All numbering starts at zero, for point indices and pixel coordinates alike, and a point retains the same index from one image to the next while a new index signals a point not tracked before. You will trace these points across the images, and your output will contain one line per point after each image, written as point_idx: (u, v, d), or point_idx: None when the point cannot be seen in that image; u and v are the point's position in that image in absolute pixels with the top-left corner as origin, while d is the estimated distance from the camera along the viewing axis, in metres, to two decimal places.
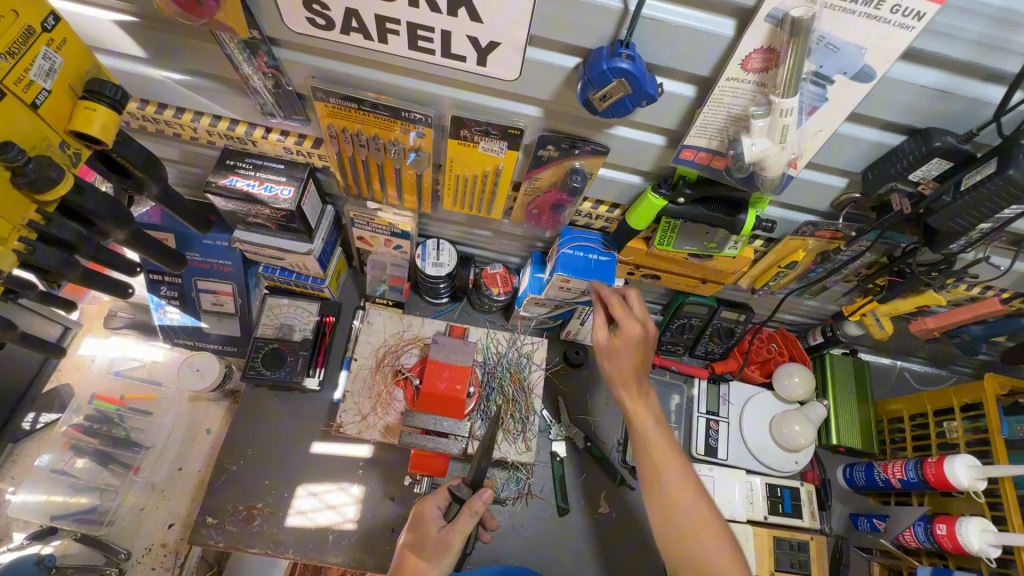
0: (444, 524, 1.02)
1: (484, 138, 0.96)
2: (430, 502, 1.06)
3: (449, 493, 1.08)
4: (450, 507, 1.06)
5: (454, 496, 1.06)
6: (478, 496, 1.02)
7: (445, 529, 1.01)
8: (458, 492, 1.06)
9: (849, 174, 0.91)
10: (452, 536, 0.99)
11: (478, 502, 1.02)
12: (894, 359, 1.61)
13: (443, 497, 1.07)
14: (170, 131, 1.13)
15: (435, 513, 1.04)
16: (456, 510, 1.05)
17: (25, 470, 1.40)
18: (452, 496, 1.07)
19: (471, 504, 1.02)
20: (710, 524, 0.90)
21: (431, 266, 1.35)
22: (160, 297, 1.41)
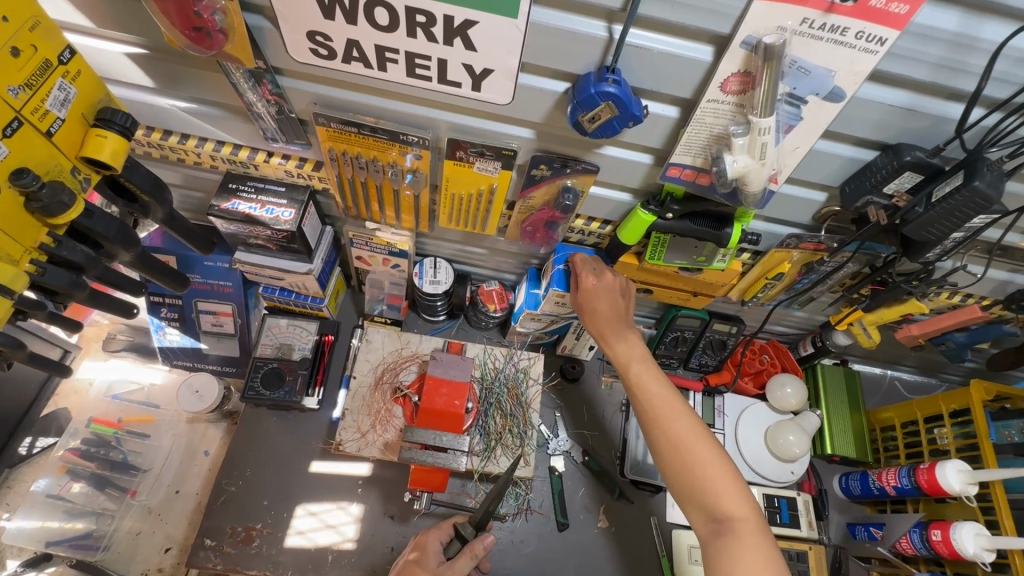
0: (444, 560, 1.08)
1: (479, 159, 1.00)
2: (433, 535, 1.12)
3: (452, 529, 1.13)
4: (451, 543, 1.11)
5: (459, 534, 1.11)
6: (479, 539, 1.09)
7: (444, 564, 1.06)
8: (462, 531, 1.10)
9: (828, 188, 0.96)
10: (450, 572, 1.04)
11: (481, 546, 1.08)
12: (884, 369, 1.64)
13: (446, 532, 1.13)
14: (174, 157, 1.17)
15: (437, 549, 1.09)
16: (456, 548, 1.10)
17: (20, 495, 1.39)
18: (455, 532, 1.12)
19: (471, 547, 1.08)
20: (719, 468, 0.90)
21: (429, 284, 1.39)
22: (160, 319, 1.42)
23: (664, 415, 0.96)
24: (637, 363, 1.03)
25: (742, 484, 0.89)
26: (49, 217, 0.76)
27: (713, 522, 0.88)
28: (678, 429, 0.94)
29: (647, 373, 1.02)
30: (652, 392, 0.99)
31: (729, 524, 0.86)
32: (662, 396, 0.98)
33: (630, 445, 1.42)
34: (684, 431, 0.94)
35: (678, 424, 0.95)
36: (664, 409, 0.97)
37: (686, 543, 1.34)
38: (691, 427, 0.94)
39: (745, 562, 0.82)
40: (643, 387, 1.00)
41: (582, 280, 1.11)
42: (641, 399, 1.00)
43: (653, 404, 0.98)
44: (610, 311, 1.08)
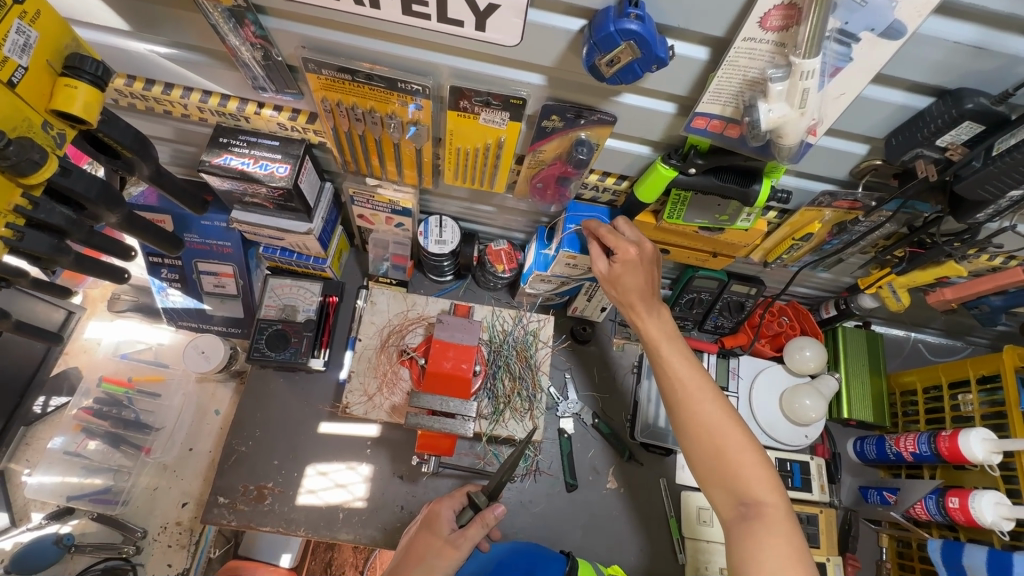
0: (455, 529, 1.05)
1: (485, 109, 0.92)
2: (446, 505, 1.10)
3: (465, 499, 1.12)
4: (463, 511, 1.09)
5: (471, 502, 1.09)
6: (489, 508, 1.07)
7: (456, 534, 1.04)
8: (475, 499, 1.09)
9: (871, 140, 0.86)
10: (462, 541, 1.02)
11: (492, 515, 1.05)
12: (908, 331, 1.58)
13: (458, 501, 1.11)
14: (160, 108, 1.10)
15: (449, 518, 1.07)
16: (469, 516, 1.08)
17: (39, 452, 1.41)
18: (469, 501, 1.10)
19: (483, 515, 1.05)
20: (749, 453, 0.87)
21: (434, 244, 1.32)
22: (161, 280, 1.39)
23: (693, 397, 0.92)
24: (666, 340, 0.97)
25: (771, 469, 0.86)
26: (21, 177, 0.71)
27: (741, 505, 0.85)
28: (709, 411, 0.90)
29: (675, 351, 0.97)
30: (682, 371, 0.94)
31: (757, 509, 0.84)
32: (693, 375, 0.94)
33: (641, 408, 1.40)
34: (714, 414, 0.90)
35: (708, 405, 0.91)
36: (695, 390, 0.92)
37: (695, 505, 1.33)
38: (721, 411, 0.91)
39: (772, 547, 0.80)
40: (672, 367, 0.95)
41: (619, 251, 0.99)
42: (668, 379, 0.95)
43: (683, 384, 0.93)
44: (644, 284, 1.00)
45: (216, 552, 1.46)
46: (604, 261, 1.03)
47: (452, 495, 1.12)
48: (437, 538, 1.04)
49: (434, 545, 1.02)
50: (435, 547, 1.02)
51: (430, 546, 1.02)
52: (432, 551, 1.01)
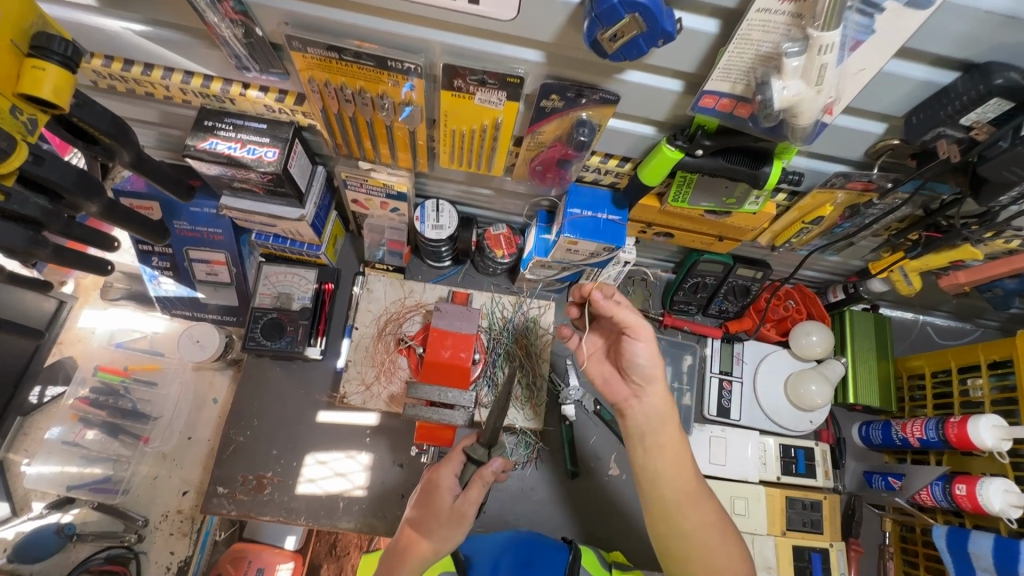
0: (457, 493, 1.01)
1: (480, 88, 0.87)
2: (444, 470, 1.02)
3: (463, 455, 1.04)
4: (465, 469, 1.03)
5: (470, 458, 1.02)
6: (488, 464, 1.00)
7: (460, 500, 0.99)
8: (472, 454, 1.02)
9: (889, 119, 0.82)
10: (466, 507, 0.98)
11: (490, 472, 0.99)
12: (917, 314, 1.55)
13: (457, 461, 1.03)
14: (141, 90, 1.05)
15: (450, 483, 1.01)
16: (471, 473, 1.02)
17: (37, 442, 1.40)
18: (467, 457, 1.03)
19: (482, 474, 0.99)
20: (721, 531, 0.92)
21: (431, 229, 1.28)
22: (153, 268, 1.35)
23: (671, 470, 0.93)
24: (655, 395, 0.96)
25: (740, 544, 0.93)
26: None
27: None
28: (695, 513, 0.92)
29: (660, 410, 0.96)
30: (666, 449, 0.94)
31: None
32: (678, 453, 0.94)
33: None
34: (687, 490, 0.93)
35: (694, 510, 0.92)
36: (678, 469, 0.93)
37: None
38: (693, 490, 0.93)
39: None
40: (656, 446, 0.95)
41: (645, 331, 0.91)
42: (649, 454, 0.95)
43: (668, 462, 0.94)
44: (651, 362, 0.94)
45: (222, 535, 1.46)
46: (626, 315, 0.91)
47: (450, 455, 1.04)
48: (441, 509, 0.99)
49: (436, 514, 0.99)
50: (440, 516, 0.98)
51: (434, 515, 0.99)
52: (438, 517, 0.98)
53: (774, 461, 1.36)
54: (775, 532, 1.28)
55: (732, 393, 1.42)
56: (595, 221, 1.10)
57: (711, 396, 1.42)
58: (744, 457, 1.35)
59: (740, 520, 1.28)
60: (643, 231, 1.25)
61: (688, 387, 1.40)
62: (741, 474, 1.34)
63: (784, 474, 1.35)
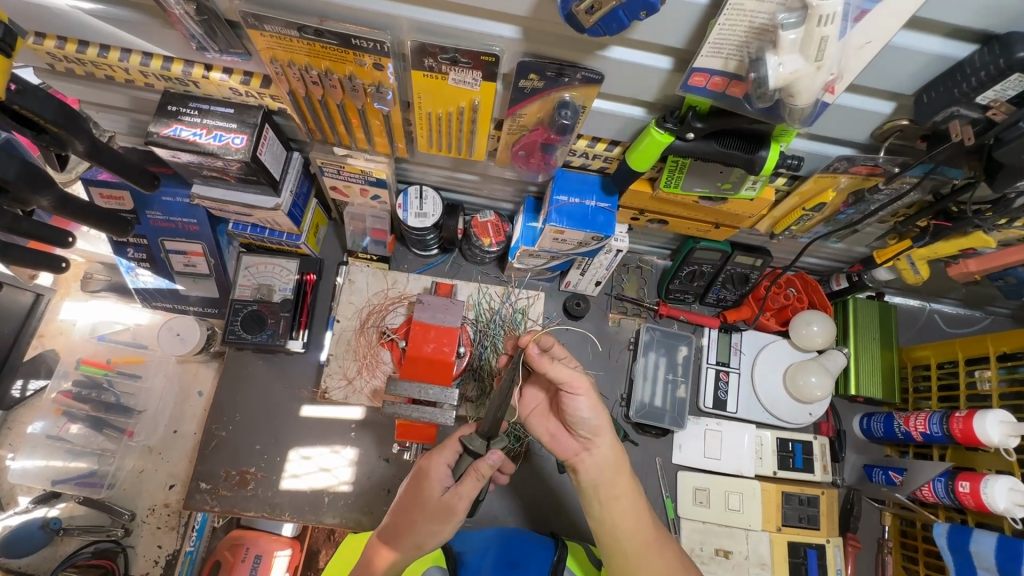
0: (449, 486, 0.91)
1: (453, 68, 0.81)
2: (436, 458, 0.93)
3: (459, 445, 0.94)
4: (459, 461, 0.92)
5: (466, 448, 0.92)
6: (485, 458, 0.89)
7: (450, 493, 0.89)
8: (469, 445, 0.92)
9: (897, 97, 0.75)
10: (456, 501, 0.88)
11: (486, 466, 0.88)
12: (924, 302, 1.49)
13: (452, 451, 0.93)
14: (100, 73, 0.99)
15: (442, 474, 0.91)
16: (467, 465, 0.92)
17: (21, 436, 1.39)
18: (463, 448, 0.93)
19: (476, 467, 0.89)
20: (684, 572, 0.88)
21: (414, 218, 1.23)
22: (129, 259, 1.31)
23: (627, 518, 0.87)
24: (606, 445, 0.88)
25: None
26: None
27: None
28: (658, 562, 0.87)
29: (612, 459, 0.88)
30: (620, 494, 0.88)
31: None
32: (632, 497, 0.88)
33: (636, 387, 1.33)
34: (645, 538, 0.88)
35: (658, 558, 0.87)
36: (635, 514, 0.88)
37: (692, 485, 1.29)
38: (650, 538, 0.88)
39: None
40: (611, 494, 0.88)
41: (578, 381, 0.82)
42: (608, 505, 0.88)
43: (623, 512, 0.87)
44: (596, 414, 0.85)
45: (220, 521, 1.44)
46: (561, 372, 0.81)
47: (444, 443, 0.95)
48: (427, 502, 0.89)
49: (422, 508, 0.89)
50: (426, 510, 0.89)
51: (419, 509, 0.89)
52: (425, 512, 0.89)
53: (770, 454, 1.32)
54: (770, 528, 1.26)
55: (729, 384, 1.37)
56: (583, 209, 1.06)
57: (707, 388, 1.37)
58: (741, 452, 1.32)
59: (733, 515, 1.26)
60: (636, 218, 1.19)
61: (684, 378, 1.35)
62: (737, 468, 1.31)
63: (781, 469, 1.31)
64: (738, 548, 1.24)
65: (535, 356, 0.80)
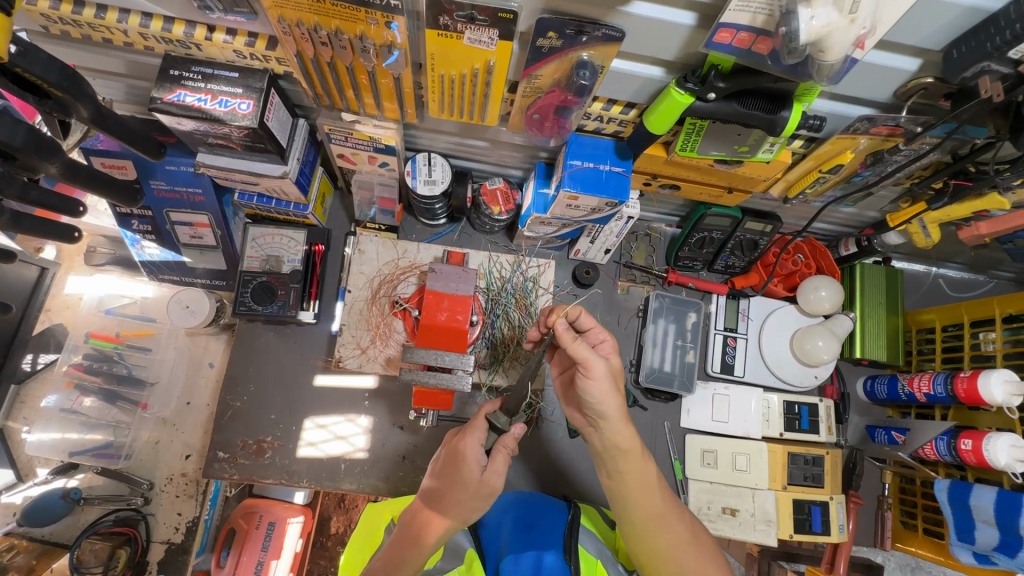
0: (485, 463, 0.90)
1: (469, 26, 0.78)
2: (467, 439, 0.91)
3: (485, 422, 0.94)
4: (488, 437, 0.93)
5: (491, 425, 0.94)
6: (510, 431, 0.92)
7: (488, 471, 0.89)
8: (494, 421, 0.93)
9: (925, 53, 0.73)
10: (494, 478, 0.89)
11: (512, 439, 0.92)
12: (929, 266, 1.50)
13: (480, 429, 0.93)
14: (98, 36, 0.96)
15: (477, 455, 0.90)
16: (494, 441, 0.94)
17: (35, 409, 1.39)
18: (489, 425, 0.94)
19: (504, 442, 0.92)
20: (695, 543, 0.91)
21: (423, 185, 1.21)
22: (134, 232, 1.29)
23: (637, 490, 0.91)
24: (615, 425, 0.89)
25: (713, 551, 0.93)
26: None
27: None
28: (668, 535, 0.89)
29: (624, 438, 0.89)
30: (632, 467, 0.91)
31: None
32: (642, 469, 0.91)
33: (646, 353, 1.35)
34: (651, 513, 0.90)
35: (671, 527, 0.90)
36: (642, 485, 0.91)
37: (700, 447, 1.33)
38: (658, 510, 0.91)
39: None
40: (624, 466, 0.91)
41: (585, 359, 0.84)
42: (619, 475, 0.91)
43: (631, 479, 0.91)
44: (609, 399, 0.87)
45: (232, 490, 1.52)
46: (586, 349, 0.84)
47: (470, 425, 0.94)
48: (469, 483, 0.88)
49: (462, 489, 0.88)
50: (468, 489, 0.88)
51: (461, 491, 0.88)
52: (466, 494, 0.88)
53: (777, 417, 1.35)
54: (775, 487, 1.29)
55: (736, 350, 1.39)
56: (598, 173, 1.05)
57: (715, 353, 1.39)
58: (748, 414, 1.34)
59: (741, 475, 1.30)
60: (648, 184, 1.18)
61: (693, 344, 1.36)
62: (744, 431, 1.34)
63: (787, 430, 1.34)
64: (745, 506, 1.28)
65: (558, 331, 0.86)
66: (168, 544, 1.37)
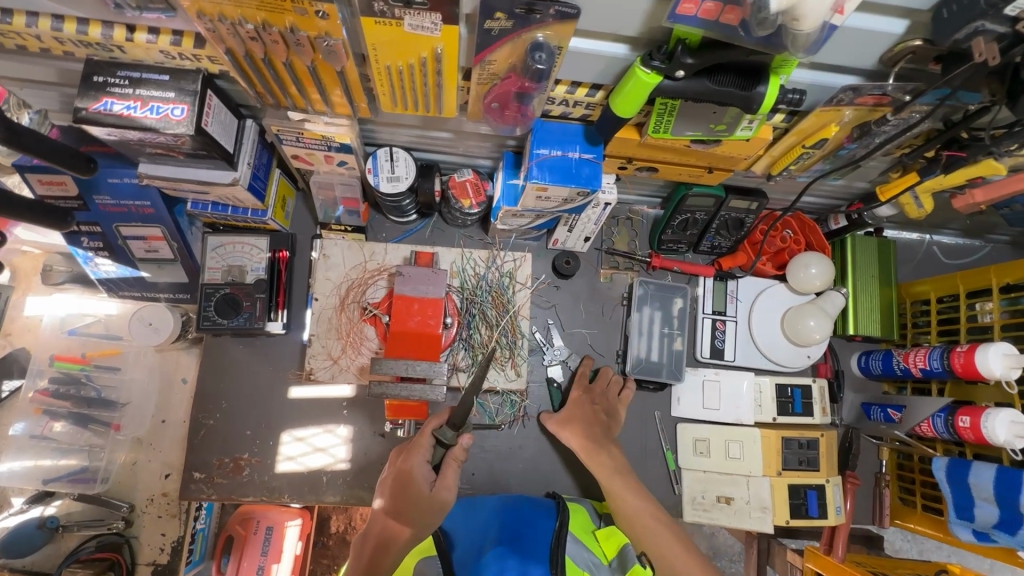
0: (434, 480, 0.89)
1: (407, 11, 0.70)
2: (413, 458, 0.91)
3: (431, 439, 0.94)
4: (434, 452, 0.93)
5: (437, 441, 0.93)
6: (458, 443, 0.92)
7: (439, 486, 0.88)
8: (441, 437, 0.92)
9: (913, 13, 0.66)
10: (446, 492, 0.88)
11: (462, 451, 0.93)
12: (923, 234, 1.44)
13: (425, 447, 0.92)
14: (9, 42, 0.87)
15: (424, 471, 0.89)
16: (442, 455, 0.93)
17: (4, 438, 1.34)
18: (435, 441, 0.93)
19: (453, 455, 0.91)
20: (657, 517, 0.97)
21: (386, 182, 1.14)
22: (85, 249, 1.22)
23: (604, 470, 1.07)
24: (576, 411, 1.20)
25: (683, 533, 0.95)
26: None
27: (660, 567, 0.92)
28: (632, 508, 0.99)
29: (582, 416, 1.19)
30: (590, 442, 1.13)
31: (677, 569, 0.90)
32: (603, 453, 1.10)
33: (632, 342, 1.30)
34: (617, 484, 1.04)
35: (632, 504, 1.00)
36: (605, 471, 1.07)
37: (692, 437, 1.29)
38: (625, 480, 1.04)
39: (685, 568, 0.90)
40: (585, 440, 1.14)
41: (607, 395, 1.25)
42: (589, 444, 1.13)
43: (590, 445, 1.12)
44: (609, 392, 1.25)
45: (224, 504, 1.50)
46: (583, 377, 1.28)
47: (415, 443, 0.93)
48: (419, 499, 0.86)
49: (414, 506, 0.86)
50: (420, 508, 0.86)
51: (412, 507, 0.86)
52: (417, 511, 0.86)
53: (770, 401, 1.31)
54: (771, 473, 1.25)
55: (726, 333, 1.35)
56: (567, 162, 0.98)
57: (704, 338, 1.35)
58: (740, 400, 1.30)
59: (735, 463, 1.26)
60: (623, 167, 1.11)
61: (681, 331, 1.31)
62: (736, 417, 1.30)
63: (780, 415, 1.30)
64: (740, 494, 1.25)
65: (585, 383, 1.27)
66: (154, 565, 1.33)
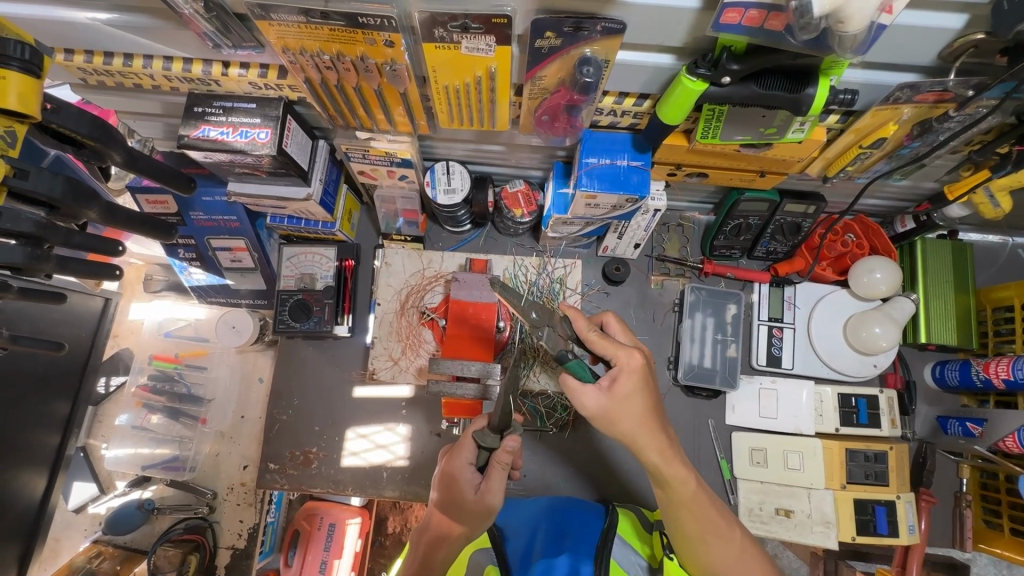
0: (480, 485, 0.88)
1: (465, 36, 0.77)
2: (456, 460, 0.90)
3: (475, 440, 0.91)
4: (479, 455, 0.90)
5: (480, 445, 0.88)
6: (502, 446, 0.86)
7: (481, 491, 0.87)
8: (482, 442, 0.88)
9: (970, 7, 0.65)
10: (490, 497, 0.86)
11: (506, 454, 0.87)
12: (1005, 237, 1.35)
13: (470, 448, 0.91)
14: (129, 82, 1.02)
15: (466, 475, 0.89)
16: (488, 457, 0.90)
17: (111, 427, 1.52)
18: (478, 443, 0.90)
19: (498, 459, 0.87)
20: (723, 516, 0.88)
21: (443, 194, 1.21)
22: (181, 260, 1.37)
23: (659, 455, 0.81)
24: (624, 377, 0.80)
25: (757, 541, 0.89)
26: None
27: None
28: (699, 496, 0.85)
29: (630, 384, 0.80)
30: (646, 423, 0.80)
31: None
32: (655, 433, 0.81)
33: (684, 348, 1.30)
34: (674, 469, 0.82)
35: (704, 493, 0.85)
36: (665, 457, 0.81)
37: (748, 446, 1.26)
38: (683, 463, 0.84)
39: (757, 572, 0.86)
40: (639, 421, 0.80)
41: (620, 356, 0.81)
42: (643, 428, 0.80)
43: (638, 430, 0.80)
44: (626, 338, 0.90)
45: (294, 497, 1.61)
46: (625, 354, 0.81)
47: (459, 443, 0.92)
48: (464, 504, 0.87)
49: (459, 509, 0.88)
50: (466, 512, 0.87)
51: (458, 510, 0.88)
52: (461, 513, 0.88)
53: (832, 411, 1.26)
54: (833, 486, 1.21)
55: (783, 341, 1.32)
56: (615, 170, 1.01)
57: (760, 344, 1.32)
58: (800, 410, 1.26)
59: (794, 474, 1.22)
60: (672, 173, 1.12)
61: (734, 337, 1.29)
62: (796, 427, 1.26)
63: (844, 426, 1.25)
64: (800, 507, 1.20)
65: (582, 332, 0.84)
66: (233, 549, 1.46)
